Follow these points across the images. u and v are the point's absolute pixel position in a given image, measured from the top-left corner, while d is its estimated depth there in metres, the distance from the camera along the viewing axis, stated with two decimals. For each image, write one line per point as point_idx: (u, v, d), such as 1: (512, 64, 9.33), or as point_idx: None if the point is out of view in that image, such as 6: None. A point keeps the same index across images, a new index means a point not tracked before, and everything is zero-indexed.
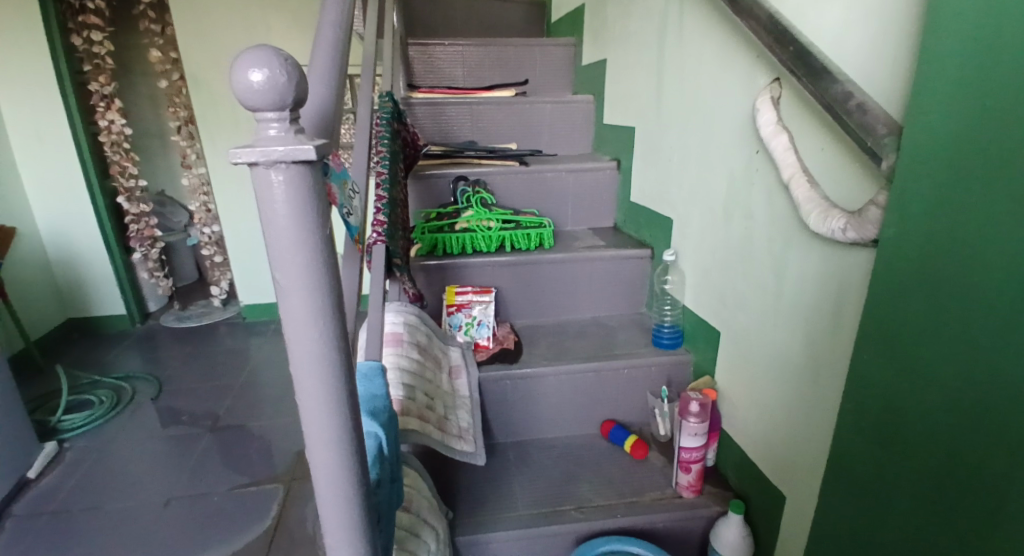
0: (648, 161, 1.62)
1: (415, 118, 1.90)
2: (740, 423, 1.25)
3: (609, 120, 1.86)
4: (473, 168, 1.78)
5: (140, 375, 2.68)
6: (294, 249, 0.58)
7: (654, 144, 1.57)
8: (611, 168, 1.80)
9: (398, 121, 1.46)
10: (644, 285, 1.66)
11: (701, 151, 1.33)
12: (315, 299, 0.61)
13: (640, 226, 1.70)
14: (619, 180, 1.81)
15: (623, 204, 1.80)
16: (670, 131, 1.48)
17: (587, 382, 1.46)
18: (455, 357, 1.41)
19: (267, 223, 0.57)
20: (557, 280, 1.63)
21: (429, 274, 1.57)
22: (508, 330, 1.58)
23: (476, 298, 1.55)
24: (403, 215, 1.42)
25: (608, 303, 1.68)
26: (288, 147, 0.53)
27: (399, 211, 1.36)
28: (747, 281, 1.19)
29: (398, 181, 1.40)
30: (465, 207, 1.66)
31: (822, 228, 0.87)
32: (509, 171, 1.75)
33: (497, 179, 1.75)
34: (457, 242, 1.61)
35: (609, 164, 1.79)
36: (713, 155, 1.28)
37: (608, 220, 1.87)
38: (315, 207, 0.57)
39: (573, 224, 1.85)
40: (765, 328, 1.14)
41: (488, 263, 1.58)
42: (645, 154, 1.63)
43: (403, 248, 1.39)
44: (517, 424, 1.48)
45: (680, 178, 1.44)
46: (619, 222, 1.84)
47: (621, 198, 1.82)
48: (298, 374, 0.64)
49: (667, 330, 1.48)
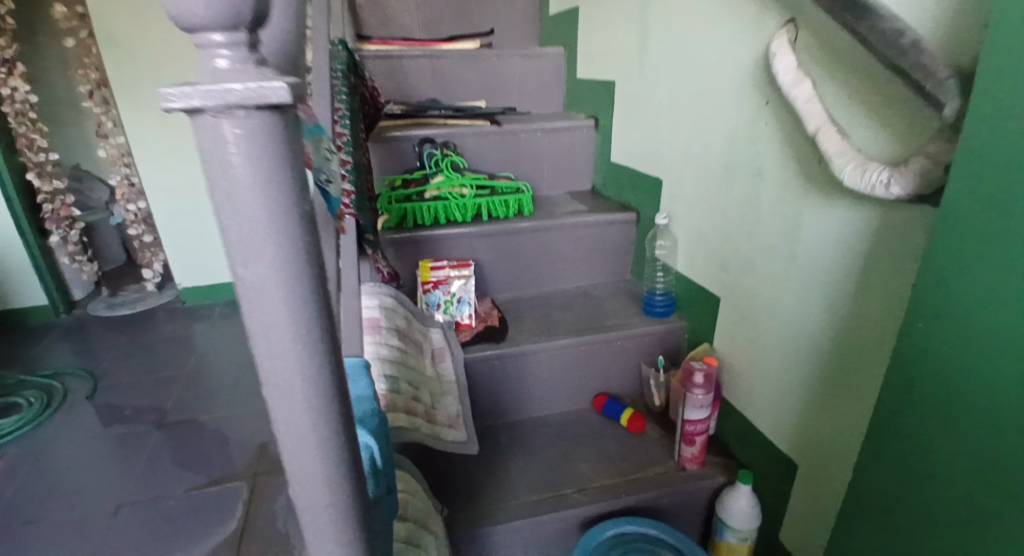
0: (633, 117, 1.51)
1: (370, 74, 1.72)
2: (746, 391, 1.21)
3: (583, 75, 1.73)
4: (439, 128, 1.63)
5: (72, 371, 2.42)
6: (262, 232, 0.39)
7: (641, 99, 1.46)
8: (588, 126, 1.69)
9: (353, 73, 1.31)
10: (629, 251, 1.58)
11: (698, 103, 1.23)
12: (293, 306, 0.42)
13: (622, 189, 1.61)
14: (597, 139, 1.70)
15: (603, 166, 1.69)
16: (659, 82, 1.37)
17: (578, 356, 1.37)
18: (438, 339, 1.29)
19: (222, 198, 0.38)
20: (539, 248, 1.52)
21: (401, 249, 1.44)
22: (489, 305, 1.47)
23: (454, 273, 1.42)
24: (367, 181, 1.27)
25: (592, 271, 1.59)
26: (250, 83, 0.35)
27: (363, 175, 1.21)
28: (752, 244, 1.13)
29: (360, 141, 1.25)
30: (434, 172, 1.52)
31: (860, 181, 0.79)
32: (479, 131, 1.60)
33: (466, 141, 1.61)
34: (429, 212, 1.47)
35: (586, 122, 1.68)
36: (714, 106, 1.18)
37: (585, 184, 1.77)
38: (286, 170, 0.39)
39: (549, 188, 1.73)
40: (775, 292, 1.08)
41: (465, 234, 1.45)
42: (630, 109, 1.51)
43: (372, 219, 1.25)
44: (506, 406, 1.39)
45: (672, 135, 1.35)
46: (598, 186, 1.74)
47: (599, 160, 1.71)
48: (276, 418, 0.46)
49: (657, 298, 1.40)
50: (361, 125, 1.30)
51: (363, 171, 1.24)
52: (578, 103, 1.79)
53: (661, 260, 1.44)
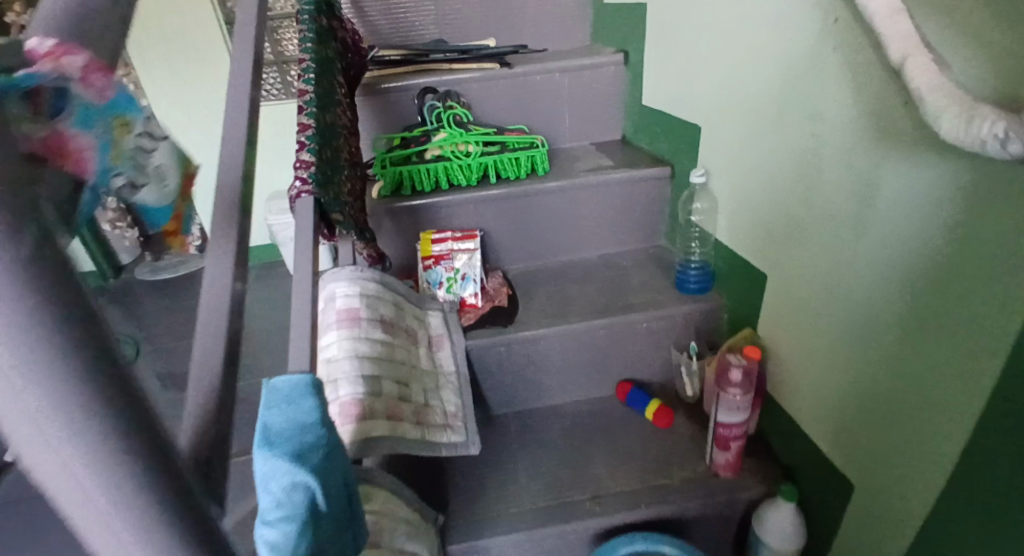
0: (667, 49, 1.25)
1: (366, 15, 1.54)
2: (798, 388, 0.99)
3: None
4: (441, 75, 1.42)
5: (116, 337, 2.43)
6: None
7: (677, 25, 1.19)
8: (616, 62, 1.43)
9: (325, 18, 1.13)
10: (663, 212, 1.35)
11: (744, 28, 0.97)
12: (80, 429, 0.24)
13: (656, 138, 1.36)
14: (627, 78, 1.44)
15: (634, 110, 1.44)
16: (698, 2, 1.10)
17: (597, 340, 1.19)
18: (435, 325, 1.14)
19: None
20: (555, 212, 1.32)
21: (397, 219, 1.27)
22: (500, 280, 1.30)
23: (458, 246, 1.24)
24: (349, 145, 1.10)
25: (620, 237, 1.38)
26: None
27: (339, 139, 1.04)
28: (810, 208, 0.89)
29: (336, 98, 1.07)
30: (435, 128, 1.32)
31: (958, 138, 0.54)
32: (486, 75, 1.39)
33: (472, 89, 1.41)
34: (428, 176, 1.29)
35: (614, 58, 1.42)
36: (764, 31, 0.92)
37: (614, 133, 1.53)
38: None
39: (571, 140, 1.51)
40: (839, 272, 0.85)
41: (469, 200, 1.26)
42: (665, 38, 1.25)
43: (356, 190, 1.08)
44: (517, 394, 1.24)
45: (712, 71, 1.09)
46: (629, 134, 1.50)
47: (629, 104, 1.46)
48: None
49: (690, 271, 1.19)
50: (340, 80, 1.13)
51: (342, 134, 1.07)
52: (606, 34, 1.52)
53: (697, 227, 1.23)
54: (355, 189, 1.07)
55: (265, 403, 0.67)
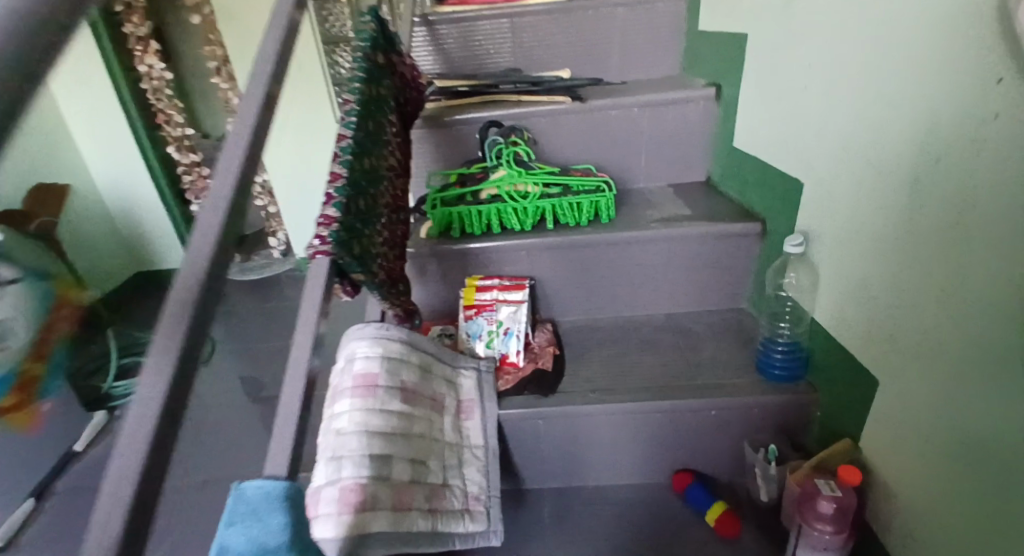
0: (771, 83, 1.07)
1: (439, 40, 1.45)
2: (934, 531, 0.77)
3: (706, 25, 1.30)
4: (509, 106, 1.32)
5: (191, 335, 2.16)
6: None
7: (783, 57, 1.01)
8: (707, 96, 1.26)
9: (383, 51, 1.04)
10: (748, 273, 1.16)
11: (867, 75, 0.78)
12: None
13: (746, 186, 1.18)
14: (717, 114, 1.27)
15: (722, 152, 1.27)
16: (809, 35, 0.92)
17: (656, 425, 1.03)
18: (467, 389, 1.00)
19: None
20: (621, 266, 1.16)
21: (444, 264, 1.17)
22: (547, 336, 1.14)
23: (503, 297, 1.11)
24: (389, 187, 0.98)
25: (695, 297, 1.20)
26: None
27: (378, 181, 0.92)
28: (954, 312, 0.69)
29: (381, 135, 0.96)
30: (496, 165, 1.23)
31: None
32: (558, 112, 1.29)
33: (541, 122, 1.30)
34: (481, 218, 1.17)
35: (703, 92, 1.25)
36: (894, 82, 0.73)
37: (697, 176, 1.36)
38: None
39: (648, 181, 1.36)
40: (997, 401, 0.64)
41: (519, 246, 1.13)
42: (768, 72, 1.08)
43: (391, 240, 0.94)
44: (558, 472, 1.10)
45: (824, 118, 0.90)
46: (716, 177, 1.32)
47: (718, 144, 1.29)
48: None
49: (773, 351, 1.00)
50: (390, 116, 1.02)
51: (382, 174, 0.94)
52: (696, 65, 1.36)
53: (790, 301, 1.03)
54: (390, 238, 0.94)
55: (225, 517, 0.48)
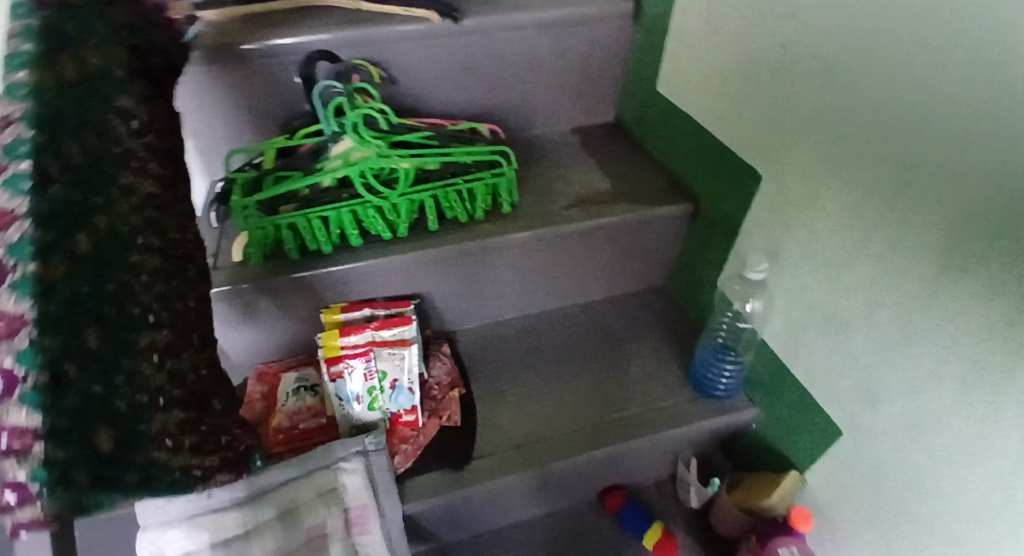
0: (721, 40, 0.83)
1: None
2: None
3: None
4: (341, 21, 0.89)
5: None
6: None
7: (749, 10, 0.75)
8: (623, 12, 0.96)
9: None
10: (672, 252, 0.99)
11: (880, 107, 0.59)
12: None
13: (670, 145, 0.95)
14: (633, 37, 0.99)
15: (639, 89, 1.01)
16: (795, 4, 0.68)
17: (587, 466, 0.86)
18: (354, 491, 0.75)
19: None
20: (528, 265, 0.92)
21: (285, 294, 0.82)
22: (447, 369, 0.89)
23: (384, 339, 0.83)
24: None
25: (611, 283, 1.01)
26: None
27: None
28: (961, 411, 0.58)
29: (118, 159, 0.50)
30: (335, 134, 0.83)
31: None
32: (420, 37, 0.89)
33: (396, 51, 0.90)
34: (328, 226, 0.80)
35: (620, 6, 0.94)
36: (924, 134, 0.55)
37: (603, 115, 1.09)
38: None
39: (544, 124, 1.07)
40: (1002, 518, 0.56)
41: (397, 262, 0.83)
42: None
43: (176, 345, 0.53)
44: (473, 527, 0.91)
45: (796, 125, 0.71)
46: (627, 118, 1.07)
47: (632, 76, 1.02)
48: None
49: (717, 367, 0.85)
50: (127, 105, 0.54)
51: (139, 232, 0.50)
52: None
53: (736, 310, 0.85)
54: (174, 347, 0.53)
55: None
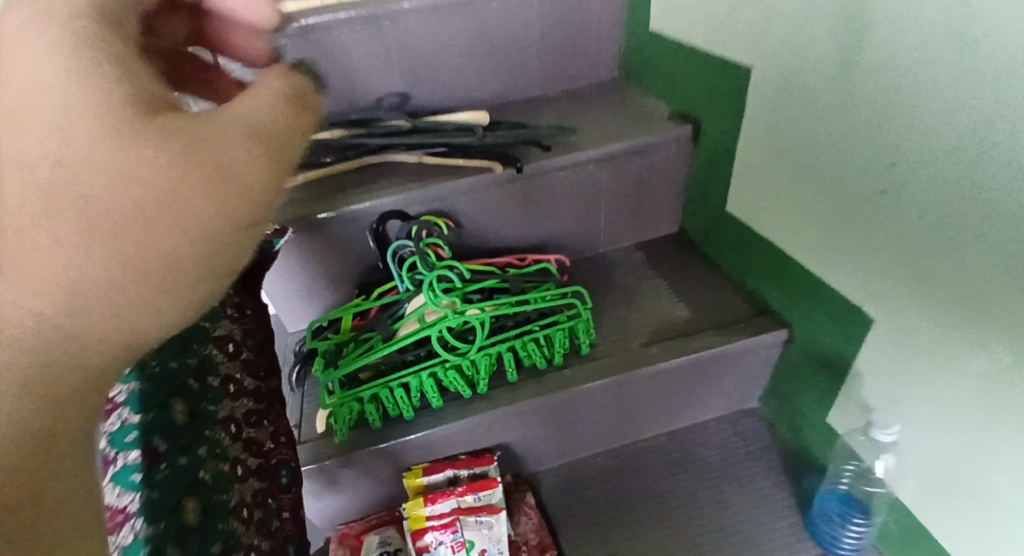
0: (799, 174, 0.79)
1: None
2: None
3: (671, 31, 0.97)
4: (407, 178, 0.91)
5: None
6: None
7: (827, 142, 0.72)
8: (682, 136, 0.95)
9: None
10: (762, 375, 0.93)
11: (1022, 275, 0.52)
12: None
13: (749, 264, 0.92)
14: (696, 157, 0.98)
15: (705, 207, 1.00)
16: (897, 157, 0.63)
17: None
18: None
19: None
20: (614, 407, 0.88)
21: (370, 464, 0.80)
22: (534, 527, 0.86)
23: (471, 507, 0.80)
24: (250, 475, 0.53)
25: (699, 408, 0.96)
26: None
27: (226, 510, 0.47)
28: None
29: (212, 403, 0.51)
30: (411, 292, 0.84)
31: None
32: (483, 184, 0.90)
33: (462, 202, 0.92)
34: (409, 391, 0.79)
35: (678, 131, 0.94)
36: None
37: (668, 230, 1.08)
38: None
39: (609, 245, 1.06)
40: None
41: (479, 422, 0.80)
42: (784, 130, 0.80)
43: None
44: None
45: (911, 280, 0.65)
46: (696, 233, 1.05)
47: (697, 194, 1.01)
48: None
49: (840, 514, 0.80)
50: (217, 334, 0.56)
51: (228, 472, 0.50)
52: (657, 81, 1.04)
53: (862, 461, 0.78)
54: None
55: None
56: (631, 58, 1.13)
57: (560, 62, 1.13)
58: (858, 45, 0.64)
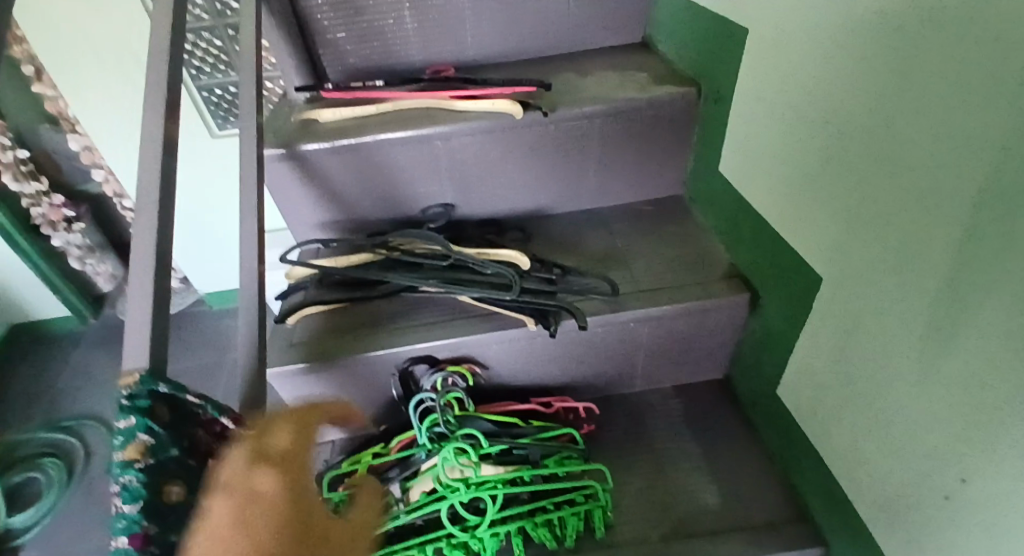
0: (861, 407, 0.70)
1: (331, 178, 0.98)
2: None
3: (742, 186, 0.89)
4: (438, 319, 0.89)
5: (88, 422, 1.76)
6: None
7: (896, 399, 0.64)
8: (739, 302, 0.88)
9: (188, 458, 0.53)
10: None
11: None
12: None
13: (795, 456, 0.85)
14: (752, 322, 0.91)
15: (755, 372, 0.93)
16: (968, 475, 0.54)
17: None
18: None
19: None
20: None
21: None
22: None
23: None
24: None
25: None
26: None
27: None
28: None
29: None
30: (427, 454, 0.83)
31: None
32: (513, 337, 0.87)
33: (491, 350, 0.89)
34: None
35: (735, 299, 0.87)
36: None
37: (711, 377, 1.02)
38: None
39: (645, 386, 1.01)
40: None
41: None
42: (850, 353, 0.71)
43: None
44: None
45: None
46: (741, 389, 0.98)
47: (748, 354, 0.95)
48: None
49: None
50: None
51: None
52: (720, 222, 0.96)
53: None
54: None
55: None
56: (698, 183, 1.05)
57: (618, 180, 1.07)
58: (952, 329, 0.54)
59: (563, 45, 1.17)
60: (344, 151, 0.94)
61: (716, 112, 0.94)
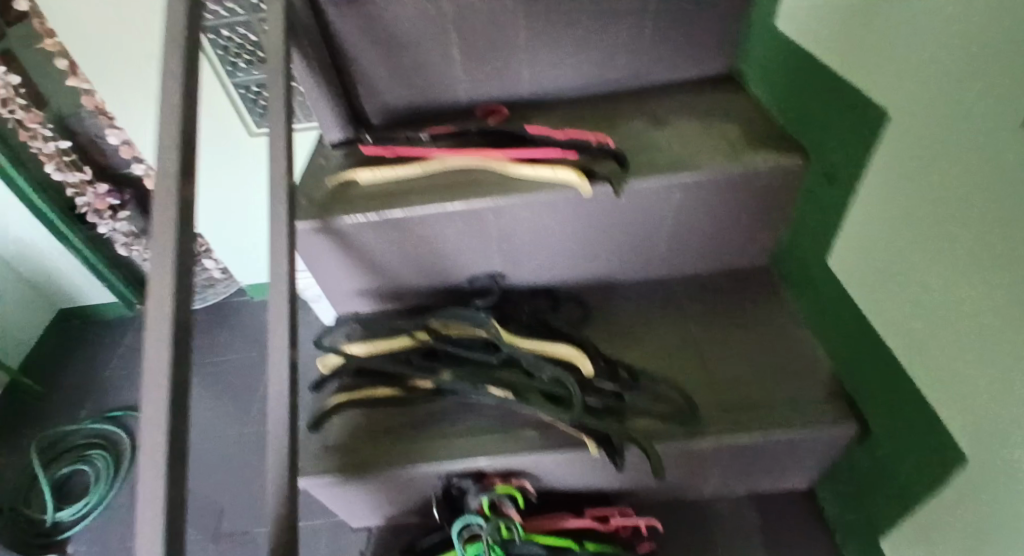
0: None
1: (370, 249, 0.87)
2: None
3: (859, 294, 0.74)
4: (483, 427, 0.78)
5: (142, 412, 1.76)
6: None
7: None
8: (842, 432, 0.75)
9: None
10: None
11: None
12: None
13: None
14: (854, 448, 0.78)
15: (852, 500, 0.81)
16: None
17: None
18: None
19: None
20: None
21: None
22: None
23: None
24: None
25: None
26: None
27: None
28: None
29: None
30: None
31: None
32: (569, 458, 0.76)
33: (544, 469, 0.78)
34: None
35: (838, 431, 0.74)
36: None
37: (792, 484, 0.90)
38: None
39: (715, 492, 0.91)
40: None
41: None
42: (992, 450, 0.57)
43: None
44: None
45: None
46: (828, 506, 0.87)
47: (844, 477, 0.83)
48: None
49: None
50: None
51: None
52: (819, 321, 0.82)
53: None
54: None
55: None
56: (791, 261, 0.89)
57: (695, 251, 0.93)
58: None
59: (635, 79, 1.00)
60: (385, 226, 0.83)
61: (827, 195, 0.78)
